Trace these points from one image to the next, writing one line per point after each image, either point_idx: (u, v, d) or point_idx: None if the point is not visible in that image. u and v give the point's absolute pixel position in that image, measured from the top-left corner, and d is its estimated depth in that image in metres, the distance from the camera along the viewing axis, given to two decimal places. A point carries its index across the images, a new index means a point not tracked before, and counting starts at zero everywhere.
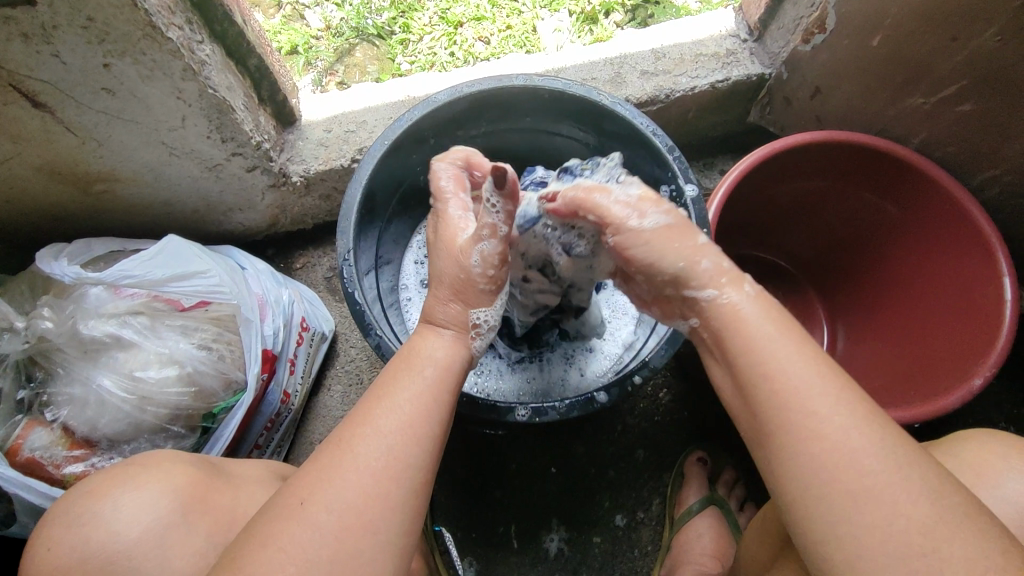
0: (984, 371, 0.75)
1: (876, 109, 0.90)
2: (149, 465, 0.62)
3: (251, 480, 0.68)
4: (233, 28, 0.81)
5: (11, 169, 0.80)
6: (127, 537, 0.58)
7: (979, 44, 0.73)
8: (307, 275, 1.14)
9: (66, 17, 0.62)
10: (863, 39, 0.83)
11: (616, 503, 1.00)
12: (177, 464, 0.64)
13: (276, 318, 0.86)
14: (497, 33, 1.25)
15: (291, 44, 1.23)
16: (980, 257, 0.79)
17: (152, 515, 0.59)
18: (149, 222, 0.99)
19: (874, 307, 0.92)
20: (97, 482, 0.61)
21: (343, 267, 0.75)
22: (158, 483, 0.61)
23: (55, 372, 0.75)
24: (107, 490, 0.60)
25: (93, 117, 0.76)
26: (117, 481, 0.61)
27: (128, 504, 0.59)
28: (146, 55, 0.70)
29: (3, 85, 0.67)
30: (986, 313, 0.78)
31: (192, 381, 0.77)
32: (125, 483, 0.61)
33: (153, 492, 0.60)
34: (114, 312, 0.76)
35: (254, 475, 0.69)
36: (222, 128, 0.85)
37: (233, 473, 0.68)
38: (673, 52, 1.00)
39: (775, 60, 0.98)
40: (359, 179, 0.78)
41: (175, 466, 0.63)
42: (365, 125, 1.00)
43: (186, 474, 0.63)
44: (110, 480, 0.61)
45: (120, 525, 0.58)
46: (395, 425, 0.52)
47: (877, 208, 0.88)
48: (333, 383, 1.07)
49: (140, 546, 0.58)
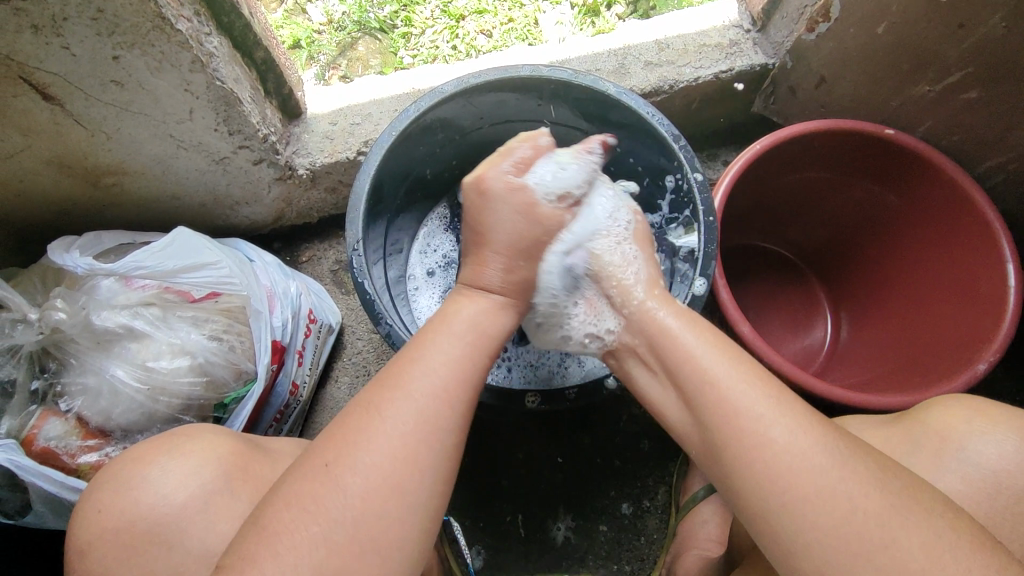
0: (988, 357, 0.76)
1: (879, 98, 0.91)
2: (192, 435, 0.63)
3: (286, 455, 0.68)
4: (240, 20, 0.81)
5: (21, 162, 0.80)
6: (173, 502, 0.60)
7: (984, 30, 0.73)
8: (313, 268, 1.14)
9: (76, 8, 0.63)
10: (866, 27, 0.84)
11: (623, 492, 1.01)
12: (218, 435, 0.64)
13: (285, 310, 0.87)
14: (499, 25, 1.25)
15: (293, 38, 1.23)
16: (983, 243, 0.80)
17: (198, 482, 0.60)
18: (157, 216, 1.00)
19: (879, 297, 0.92)
20: (144, 448, 0.63)
21: (352, 257, 0.76)
22: (202, 451, 0.62)
23: (68, 363, 0.76)
24: (153, 457, 0.61)
25: (102, 110, 0.76)
26: (162, 448, 0.62)
27: (173, 472, 0.60)
28: (154, 47, 0.71)
29: (13, 76, 0.68)
30: (990, 300, 0.79)
31: (204, 371, 0.77)
32: (170, 450, 0.62)
33: (196, 461, 0.61)
34: (126, 303, 0.77)
35: (288, 450, 0.70)
36: (230, 120, 0.85)
37: (270, 447, 0.69)
38: (676, 43, 1.00)
39: (778, 50, 0.98)
40: (367, 169, 0.79)
41: (219, 435, 0.64)
42: (371, 117, 1.01)
43: (228, 444, 0.63)
44: (156, 447, 0.62)
45: (166, 491, 0.60)
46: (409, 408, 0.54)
47: (880, 198, 0.89)
48: (340, 375, 1.07)
49: (185, 510, 0.59)
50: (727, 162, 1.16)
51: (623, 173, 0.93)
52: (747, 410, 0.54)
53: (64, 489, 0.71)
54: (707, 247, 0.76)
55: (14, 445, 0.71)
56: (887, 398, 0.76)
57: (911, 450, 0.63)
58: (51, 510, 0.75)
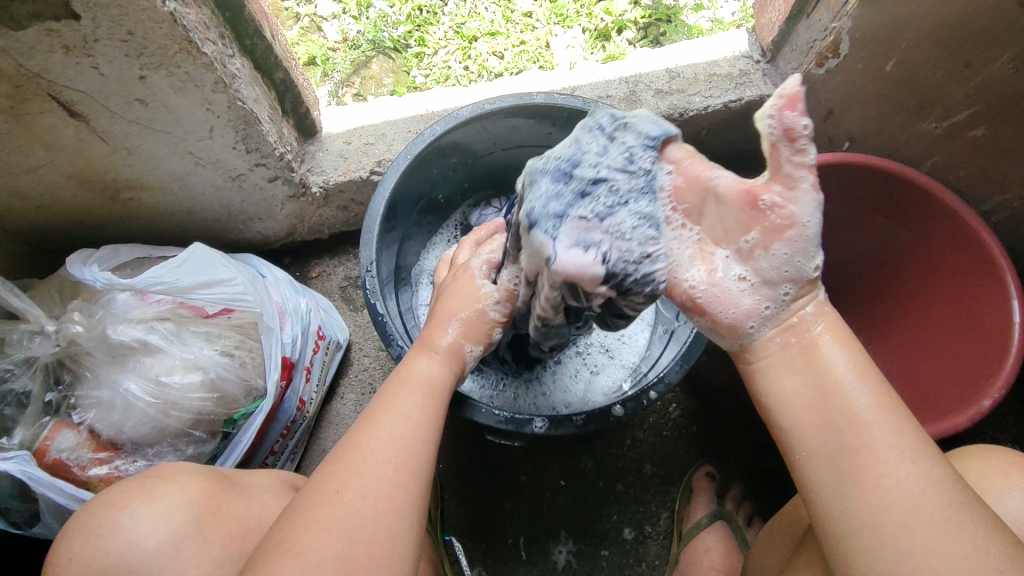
0: (993, 393, 0.77)
1: (887, 133, 0.92)
2: (165, 478, 0.64)
3: (261, 491, 0.70)
4: (262, 42, 0.83)
5: (43, 176, 0.82)
6: (145, 547, 0.60)
7: (990, 71, 0.75)
8: (323, 284, 1.15)
9: (107, 31, 0.65)
10: (875, 64, 0.85)
11: (625, 516, 1.01)
12: (190, 475, 0.65)
13: (295, 326, 0.88)
14: (511, 48, 1.28)
15: (308, 55, 1.26)
16: (989, 279, 0.81)
17: (170, 526, 0.61)
18: (172, 229, 1.01)
19: (885, 328, 0.93)
20: (116, 493, 0.63)
21: (365, 278, 0.77)
22: (174, 495, 0.62)
23: (83, 375, 0.77)
24: (126, 502, 0.62)
25: (125, 127, 0.78)
26: (135, 492, 0.63)
27: (146, 515, 0.61)
28: (180, 68, 0.72)
29: (41, 94, 0.69)
30: (995, 336, 0.80)
31: (215, 388, 0.78)
32: (143, 495, 0.62)
33: (170, 504, 0.62)
34: (142, 318, 0.78)
35: (262, 485, 0.71)
36: (249, 139, 0.87)
37: (243, 483, 0.70)
38: (687, 72, 1.02)
39: (788, 80, 0.99)
40: (382, 192, 0.80)
41: (191, 477, 0.65)
42: (384, 138, 1.02)
43: (200, 487, 0.64)
44: (128, 492, 0.63)
45: (138, 536, 0.60)
46: (404, 434, 0.58)
47: (886, 230, 0.90)
48: (346, 391, 1.08)
49: (158, 556, 0.60)
50: None
51: None
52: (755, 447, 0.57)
53: (74, 501, 0.72)
54: None
55: (28, 456, 0.72)
56: None
57: None
58: (60, 522, 0.75)
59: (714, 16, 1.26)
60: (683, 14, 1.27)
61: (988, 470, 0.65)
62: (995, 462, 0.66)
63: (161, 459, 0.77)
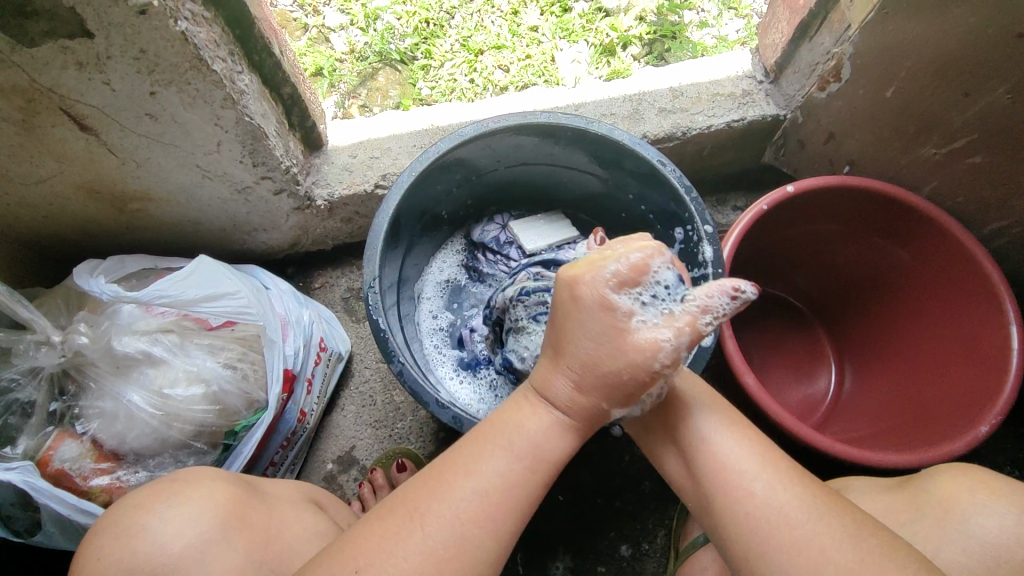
0: (990, 419, 0.77)
1: (887, 158, 0.93)
2: (191, 482, 0.65)
3: (281, 501, 0.71)
4: (271, 59, 0.84)
5: (52, 187, 0.83)
6: (171, 551, 0.60)
7: (990, 101, 0.76)
8: (326, 295, 1.16)
9: (119, 48, 0.66)
10: (876, 90, 0.86)
11: (623, 533, 1.01)
12: (215, 482, 0.66)
13: (297, 338, 0.89)
14: (516, 61, 1.29)
15: (316, 67, 1.27)
16: (989, 305, 0.81)
17: (194, 531, 0.61)
18: (178, 240, 1.02)
19: (885, 350, 0.93)
20: (145, 495, 0.64)
21: (368, 294, 0.78)
22: (201, 501, 0.63)
23: (86, 386, 0.77)
24: (154, 505, 0.63)
25: (135, 140, 0.79)
26: (164, 495, 0.63)
27: (173, 519, 0.61)
28: (190, 85, 0.73)
29: (54, 108, 0.70)
30: (994, 362, 0.80)
31: (217, 400, 0.79)
32: (171, 498, 0.63)
33: (196, 510, 0.62)
34: (146, 330, 0.79)
35: (280, 496, 0.72)
36: (255, 153, 0.88)
37: (267, 492, 0.71)
38: (690, 91, 1.03)
39: (791, 102, 1.00)
40: (386, 208, 0.81)
41: (215, 484, 0.66)
42: (389, 152, 1.03)
43: (225, 493, 0.65)
44: (157, 495, 0.63)
45: (165, 539, 0.60)
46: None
47: (887, 252, 0.90)
48: (346, 403, 1.09)
49: (182, 559, 0.60)
50: (736, 208, 1.17)
51: (633, 217, 0.95)
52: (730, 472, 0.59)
53: (76, 512, 0.73)
54: None
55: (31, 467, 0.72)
56: (885, 455, 0.77)
57: (915, 518, 0.67)
58: (62, 532, 0.76)
59: (719, 34, 1.28)
60: (688, 31, 1.29)
61: (966, 491, 0.67)
62: (976, 486, 0.68)
63: (162, 470, 0.78)
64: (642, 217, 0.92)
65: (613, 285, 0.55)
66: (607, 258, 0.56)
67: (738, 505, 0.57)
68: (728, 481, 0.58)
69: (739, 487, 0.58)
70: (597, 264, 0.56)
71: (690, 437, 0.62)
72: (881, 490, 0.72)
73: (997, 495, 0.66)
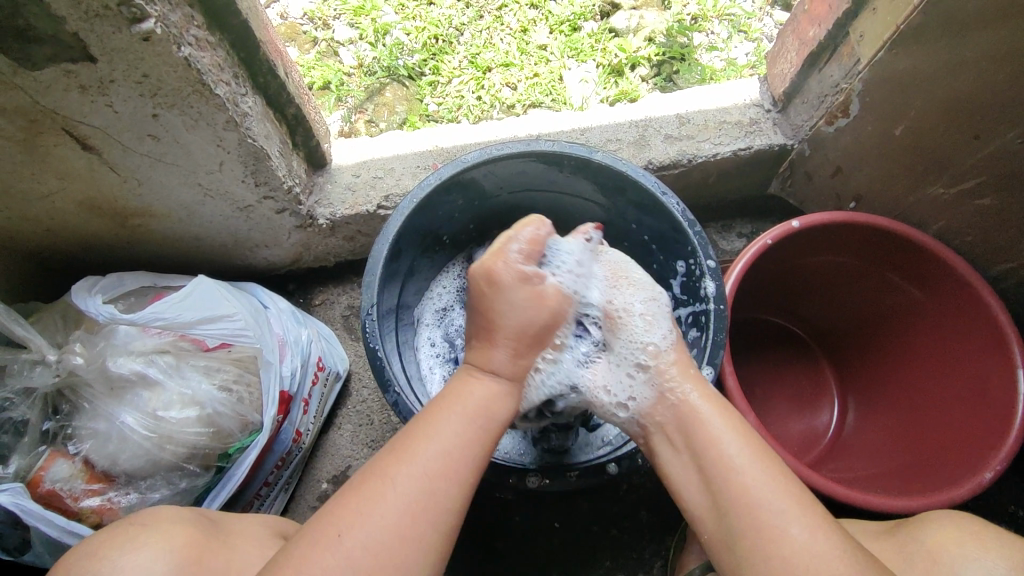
0: (994, 466, 0.76)
1: (894, 194, 0.92)
2: (148, 526, 0.65)
3: (244, 537, 0.70)
4: (276, 80, 0.85)
5: (54, 203, 0.83)
6: None
7: (1000, 144, 0.75)
8: (326, 312, 1.16)
9: (122, 73, 0.66)
10: (884, 127, 0.86)
11: (618, 563, 1.00)
12: (173, 524, 0.66)
13: (294, 358, 0.88)
14: (524, 79, 1.28)
15: (323, 81, 1.27)
16: (996, 349, 0.81)
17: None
18: (179, 255, 1.02)
19: (890, 387, 0.92)
20: (98, 542, 0.63)
21: (366, 321, 0.78)
22: (156, 543, 0.63)
23: (80, 406, 0.77)
24: (107, 552, 0.62)
25: (138, 160, 0.79)
26: (117, 542, 0.63)
27: (127, 568, 0.61)
28: (193, 107, 0.73)
29: (57, 129, 0.71)
30: (1000, 408, 0.79)
31: (211, 422, 0.79)
32: (124, 545, 0.63)
33: (150, 556, 0.62)
34: (142, 350, 0.79)
35: (254, 528, 0.71)
36: (258, 173, 0.88)
37: (229, 527, 0.70)
38: (697, 118, 1.02)
39: (798, 132, 0.99)
40: (388, 232, 0.81)
41: (174, 525, 0.66)
42: (393, 172, 1.03)
43: (184, 535, 0.65)
44: (110, 542, 0.63)
45: None
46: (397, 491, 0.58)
47: (893, 289, 0.89)
48: (343, 422, 1.08)
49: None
50: (740, 235, 1.16)
51: (636, 246, 0.94)
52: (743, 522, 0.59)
53: (65, 534, 0.72)
54: (718, 335, 0.77)
55: (21, 487, 0.72)
56: (887, 499, 0.77)
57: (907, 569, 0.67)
58: (50, 551, 0.75)
59: (728, 57, 1.28)
60: (697, 54, 1.29)
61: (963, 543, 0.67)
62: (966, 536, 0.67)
63: (153, 492, 0.78)
64: (645, 247, 0.91)
65: (521, 260, 0.71)
66: (507, 243, 0.71)
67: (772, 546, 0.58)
68: (764, 520, 0.58)
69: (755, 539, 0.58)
70: (501, 253, 0.70)
71: (721, 466, 0.62)
72: (874, 535, 0.72)
73: (986, 548, 0.66)
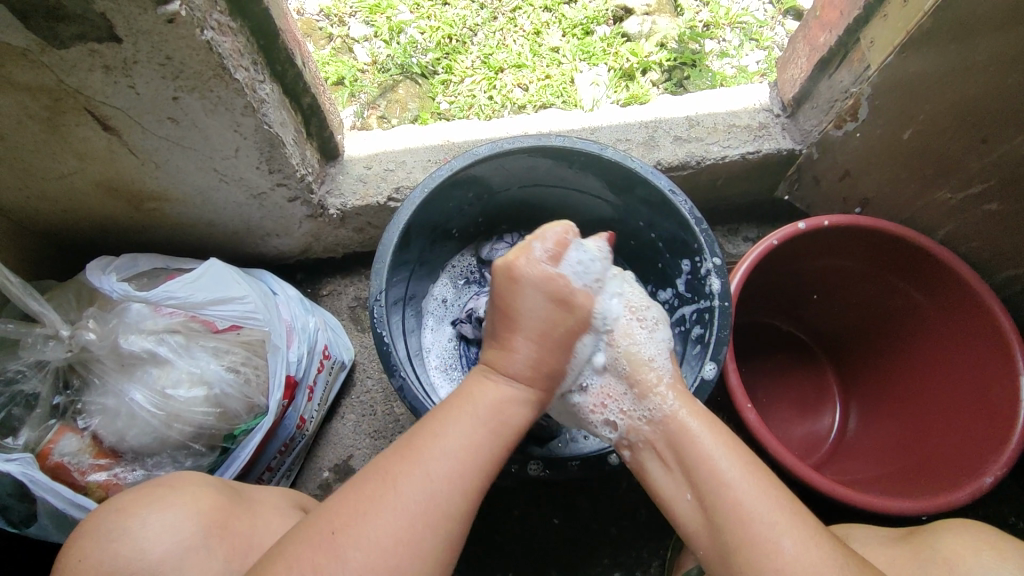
0: (995, 470, 0.76)
1: (901, 200, 0.93)
2: (175, 487, 0.67)
3: (268, 507, 0.72)
4: (293, 69, 0.86)
5: (71, 183, 0.85)
6: (150, 554, 0.62)
7: (1007, 148, 0.76)
8: (333, 303, 1.17)
9: (146, 54, 0.67)
10: (893, 130, 0.86)
11: (616, 561, 1.00)
12: (202, 487, 0.68)
13: (301, 345, 0.89)
14: (536, 80, 1.29)
15: (337, 76, 1.28)
16: (999, 354, 0.81)
17: (175, 537, 0.63)
18: (191, 240, 1.03)
19: (892, 392, 0.92)
20: (127, 499, 0.65)
21: (374, 307, 0.79)
22: (183, 504, 0.65)
23: (90, 381, 0.79)
24: (135, 509, 0.64)
25: (155, 143, 0.80)
26: (146, 500, 0.65)
27: (154, 525, 0.63)
28: (212, 92, 0.75)
29: (78, 108, 0.72)
30: (1000, 413, 0.80)
31: (218, 403, 0.80)
32: (152, 503, 0.64)
33: (177, 515, 0.64)
34: (153, 329, 0.80)
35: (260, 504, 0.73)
36: (272, 160, 0.89)
37: (252, 498, 0.72)
38: (707, 120, 1.03)
39: (806, 137, 1.00)
40: (397, 222, 0.81)
41: (200, 488, 0.68)
42: (404, 166, 1.04)
43: (208, 498, 0.67)
44: (139, 499, 0.65)
45: (145, 543, 0.62)
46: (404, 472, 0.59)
47: (900, 292, 0.89)
48: (346, 411, 1.09)
49: (161, 564, 0.62)
50: (747, 239, 1.17)
51: (643, 244, 0.94)
52: (745, 510, 0.60)
53: (72, 507, 0.73)
54: (720, 332, 0.78)
55: (31, 459, 0.74)
56: (887, 501, 0.77)
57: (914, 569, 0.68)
58: (55, 524, 0.77)
59: (739, 64, 1.29)
60: (708, 60, 1.30)
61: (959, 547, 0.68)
62: (969, 539, 0.68)
63: (159, 470, 0.79)
64: (650, 243, 0.92)
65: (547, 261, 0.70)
66: (534, 242, 0.71)
67: (757, 535, 0.59)
68: (750, 512, 0.60)
69: (755, 530, 0.59)
70: (526, 247, 0.70)
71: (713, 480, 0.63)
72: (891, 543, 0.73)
73: (1005, 557, 0.66)
